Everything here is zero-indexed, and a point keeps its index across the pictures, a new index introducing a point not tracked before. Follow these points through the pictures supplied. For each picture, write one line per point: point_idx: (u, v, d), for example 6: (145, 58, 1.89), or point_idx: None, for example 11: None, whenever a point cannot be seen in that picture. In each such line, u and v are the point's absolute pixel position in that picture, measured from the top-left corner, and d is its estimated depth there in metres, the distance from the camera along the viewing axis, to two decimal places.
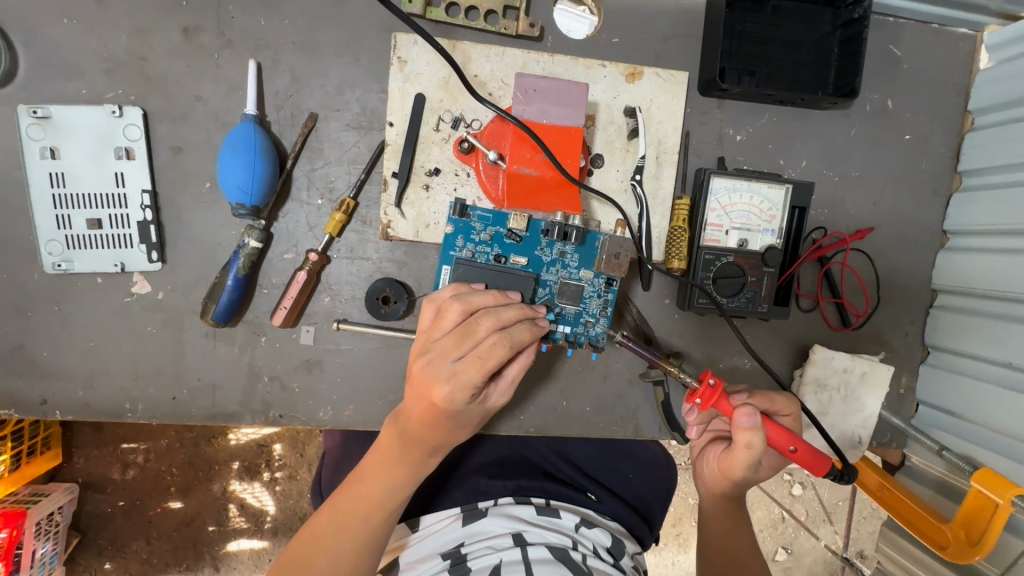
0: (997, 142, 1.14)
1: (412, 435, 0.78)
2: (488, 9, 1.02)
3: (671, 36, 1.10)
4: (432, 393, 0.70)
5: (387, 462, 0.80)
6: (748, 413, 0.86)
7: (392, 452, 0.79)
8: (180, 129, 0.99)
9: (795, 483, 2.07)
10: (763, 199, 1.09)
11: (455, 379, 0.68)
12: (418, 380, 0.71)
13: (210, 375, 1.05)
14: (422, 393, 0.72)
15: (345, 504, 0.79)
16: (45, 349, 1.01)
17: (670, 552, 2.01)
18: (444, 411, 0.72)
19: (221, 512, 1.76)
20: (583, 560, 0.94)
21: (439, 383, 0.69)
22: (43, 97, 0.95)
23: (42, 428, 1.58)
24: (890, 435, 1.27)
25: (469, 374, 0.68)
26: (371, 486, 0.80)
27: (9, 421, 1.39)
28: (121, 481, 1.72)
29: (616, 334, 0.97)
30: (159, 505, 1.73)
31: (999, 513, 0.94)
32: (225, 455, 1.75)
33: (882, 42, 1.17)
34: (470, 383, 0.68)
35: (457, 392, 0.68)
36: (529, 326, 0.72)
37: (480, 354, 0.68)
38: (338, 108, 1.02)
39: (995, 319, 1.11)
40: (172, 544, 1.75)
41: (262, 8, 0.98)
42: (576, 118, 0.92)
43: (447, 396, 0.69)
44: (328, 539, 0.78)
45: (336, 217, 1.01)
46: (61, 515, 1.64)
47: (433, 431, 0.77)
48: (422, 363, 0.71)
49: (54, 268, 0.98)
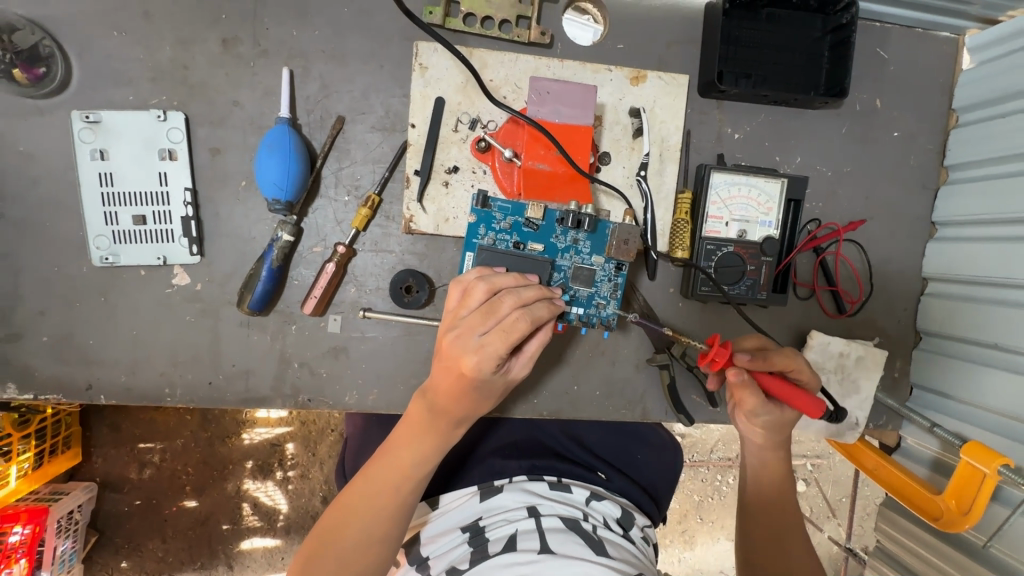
0: (979, 138, 1.22)
1: (439, 407, 0.83)
2: (502, 19, 1.10)
3: (672, 42, 1.18)
4: (460, 364, 0.76)
5: (415, 435, 0.84)
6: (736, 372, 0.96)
7: (420, 424, 0.84)
8: (219, 132, 1.07)
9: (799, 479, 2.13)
10: (760, 192, 1.16)
11: (481, 351, 0.75)
12: (447, 353, 0.77)
13: (244, 362, 1.12)
14: (451, 366, 0.78)
15: (375, 475, 0.84)
16: (92, 338, 1.08)
17: (677, 547, 2.06)
18: (471, 382, 0.78)
19: (235, 511, 1.82)
20: (593, 530, 1.02)
21: (467, 355, 0.75)
22: (94, 103, 1.03)
23: (62, 427, 1.66)
24: (886, 418, 1.33)
25: (495, 346, 0.75)
26: (400, 458, 0.84)
27: (31, 421, 1.48)
28: (137, 481, 1.77)
29: (629, 313, 1.05)
30: (174, 504, 1.79)
31: (987, 482, 1.00)
32: (239, 454, 1.81)
33: (869, 46, 1.25)
34: (496, 354, 0.75)
35: (484, 362, 0.75)
36: (548, 304, 0.79)
37: (504, 328, 0.75)
38: (364, 111, 1.10)
39: (981, 303, 1.18)
40: (188, 542, 1.81)
41: (295, 20, 1.07)
42: (585, 118, 0.99)
43: (475, 366, 0.75)
44: (362, 507, 0.83)
45: (362, 212, 1.08)
46: (81, 514, 1.70)
47: (461, 403, 0.82)
48: (450, 337, 0.78)
49: (102, 261, 1.06)
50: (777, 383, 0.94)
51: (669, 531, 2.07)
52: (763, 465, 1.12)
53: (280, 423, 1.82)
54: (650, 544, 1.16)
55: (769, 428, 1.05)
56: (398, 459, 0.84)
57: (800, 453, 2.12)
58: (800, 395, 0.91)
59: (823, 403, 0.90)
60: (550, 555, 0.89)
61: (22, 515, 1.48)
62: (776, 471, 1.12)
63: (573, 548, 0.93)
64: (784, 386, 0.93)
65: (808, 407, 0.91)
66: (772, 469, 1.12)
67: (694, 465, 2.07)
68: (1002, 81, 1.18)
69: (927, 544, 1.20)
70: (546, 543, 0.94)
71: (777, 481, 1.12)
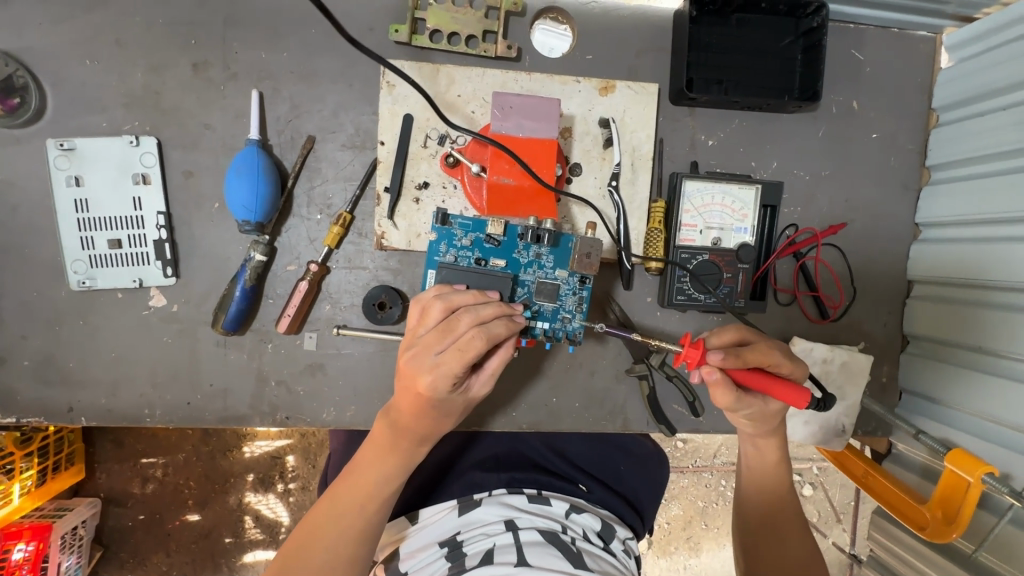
0: (959, 137, 1.20)
1: (401, 425, 0.84)
2: (469, 34, 1.11)
3: (642, 50, 1.18)
4: (417, 384, 0.77)
5: (378, 456, 0.86)
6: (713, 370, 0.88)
7: (383, 443, 0.86)
8: (191, 155, 1.08)
9: (805, 483, 2.07)
10: (735, 199, 1.16)
11: (437, 369, 0.76)
12: (405, 372, 0.78)
13: (222, 381, 1.13)
14: (408, 385, 0.79)
15: (341, 494, 0.85)
16: (71, 361, 1.09)
17: (682, 555, 2.01)
18: (428, 401, 0.79)
19: (237, 524, 1.82)
20: (572, 542, 1.00)
21: (423, 374, 0.76)
22: (69, 131, 1.05)
23: (66, 444, 1.66)
24: (875, 424, 1.30)
25: (450, 365, 0.75)
26: (364, 478, 0.85)
27: (37, 437, 1.49)
28: (141, 495, 1.79)
29: (596, 323, 1.00)
30: (177, 518, 1.80)
31: (970, 491, 0.98)
32: (240, 467, 1.82)
33: (844, 48, 1.24)
34: (451, 373, 0.75)
35: (439, 381, 0.76)
36: (506, 321, 0.79)
37: (460, 347, 0.75)
38: (334, 130, 1.11)
39: (965, 305, 1.15)
40: (192, 555, 1.81)
41: (263, 42, 1.08)
42: (550, 131, 1.00)
43: (431, 386, 0.76)
44: (326, 527, 0.83)
45: (334, 230, 1.09)
46: (84, 529, 1.71)
47: (421, 421, 0.84)
48: (408, 356, 0.78)
49: (80, 285, 1.07)
50: (761, 380, 0.87)
51: (674, 538, 2.02)
52: (758, 462, 1.09)
53: (279, 436, 1.83)
54: (631, 556, 1.13)
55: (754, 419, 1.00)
56: (362, 478, 0.86)
57: (804, 456, 2.08)
58: (781, 385, 0.85)
59: (806, 390, 0.85)
60: (526, 568, 0.87)
61: (26, 532, 1.49)
62: (772, 468, 1.09)
63: (550, 562, 0.91)
64: (763, 380, 0.86)
65: (792, 396, 0.85)
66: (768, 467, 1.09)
67: (699, 470, 2.04)
68: (980, 79, 1.16)
69: (916, 552, 1.19)
70: (522, 556, 0.92)
71: (773, 473, 1.09)
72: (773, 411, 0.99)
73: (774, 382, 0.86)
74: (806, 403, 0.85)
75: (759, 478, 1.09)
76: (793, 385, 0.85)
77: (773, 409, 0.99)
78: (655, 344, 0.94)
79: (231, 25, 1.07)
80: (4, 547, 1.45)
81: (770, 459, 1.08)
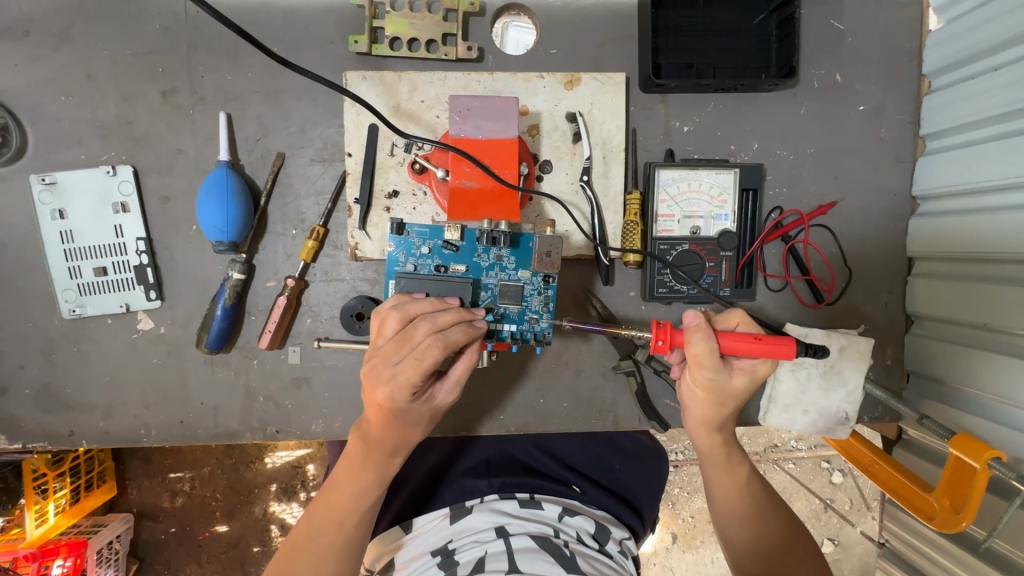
0: (953, 103, 1.13)
1: (371, 438, 0.88)
2: (428, 39, 1.10)
3: (608, 40, 1.15)
4: (377, 395, 0.79)
5: (352, 467, 0.89)
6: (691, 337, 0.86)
7: (356, 458, 0.89)
8: (166, 180, 1.11)
9: (834, 470, 1.89)
10: (712, 185, 1.13)
11: (395, 380, 0.78)
12: (367, 384, 0.80)
13: (212, 399, 1.15)
14: (370, 397, 0.81)
15: (321, 509, 0.89)
16: (70, 386, 1.13)
17: (709, 549, 1.88)
18: (391, 412, 0.82)
19: (264, 533, 1.79)
20: (565, 545, 0.96)
21: (382, 385, 0.78)
22: (51, 167, 1.09)
23: (96, 463, 1.69)
24: (882, 409, 1.24)
25: (407, 375, 0.77)
26: (340, 490, 0.89)
27: (67, 457, 1.53)
28: (171, 509, 1.78)
29: (563, 321, 0.97)
30: (206, 529, 1.79)
31: (978, 478, 0.90)
32: (263, 478, 1.79)
33: (822, 20, 1.19)
34: (408, 382, 0.77)
35: (396, 392, 0.78)
36: (465, 327, 0.79)
37: (416, 356, 0.77)
38: (302, 145, 1.12)
39: (965, 281, 1.08)
40: (223, 565, 1.80)
41: (227, 65, 1.10)
42: (509, 130, 0.98)
43: (391, 397, 0.79)
44: (306, 540, 0.87)
45: (308, 244, 1.10)
46: (120, 543, 1.72)
47: (387, 433, 0.86)
48: (368, 368, 0.80)
49: (71, 313, 1.11)
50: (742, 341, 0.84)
51: (700, 532, 1.89)
52: (710, 459, 1.00)
53: (300, 445, 1.80)
54: (629, 557, 1.08)
55: (710, 391, 0.91)
56: (338, 490, 0.89)
57: None
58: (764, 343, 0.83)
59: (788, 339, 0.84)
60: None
61: (63, 548, 1.51)
62: (727, 463, 0.99)
63: (542, 568, 0.87)
64: (746, 339, 0.84)
65: (779, 351, 0.83)
66: (723, 462, 0.99)
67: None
68: (966, 41, 1.09)
69: (936, 544, 1.12)
70: (512, 564, 0.88)
71: (728, 470, 1.00)
72: (735, 388, 0.91)
73: (759, 335, 0.84)
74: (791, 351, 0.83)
75: (719, 476, 1.00)
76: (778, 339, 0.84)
77: (738, 386, 0.91)
78: (626, 334, 0.93)
79: (196, 51, 1.10)
80: (43, 564, 1.46)
81: (722, 452, 0.99)
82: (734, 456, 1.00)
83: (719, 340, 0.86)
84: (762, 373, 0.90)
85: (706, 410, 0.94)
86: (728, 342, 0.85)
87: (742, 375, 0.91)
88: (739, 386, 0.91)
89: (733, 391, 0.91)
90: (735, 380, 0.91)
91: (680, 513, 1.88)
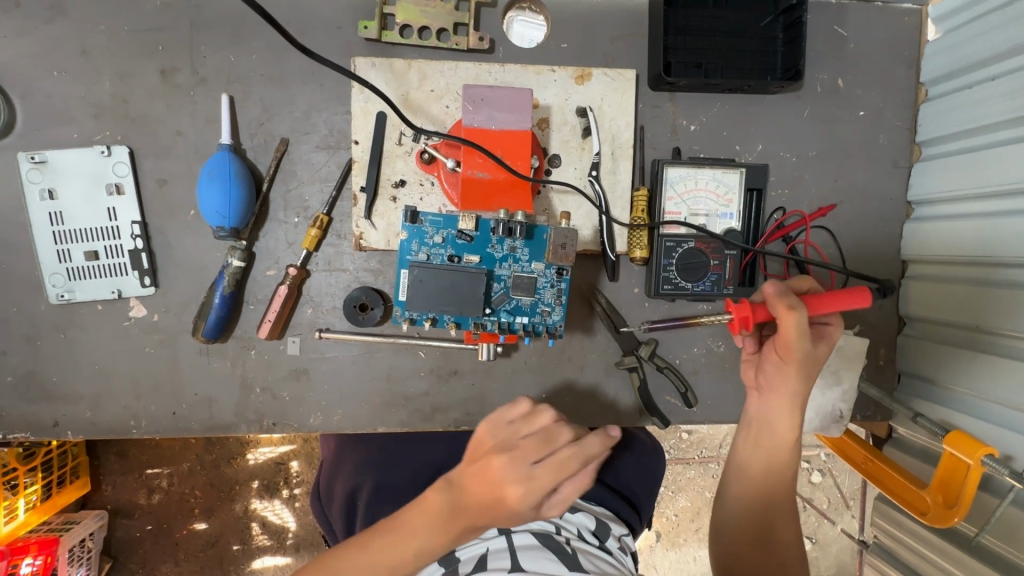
0: (948, 111, 1.16)
1: (462, 505, 0.80)
2: (439, 27, 1.09)
3: (618, 36, 1.15)
4: (505, 492, 0.77)
5: (428, 526, 0.79)
6: (778, 293, 0.88)
7: (438, 518, 0.79)
8: (164, 163, 1.08)
9: (814, 470, 1.93)
10: (718, 184, 1.15)
11: (530, 482, 0.78)
12: (494, 477, 0.79)
13: (206, 390, 1.11)
14: (490, 488, 0.78)
15: (374, 544, 0.80)
16: (54, 375, 1.09)
17: (692, 547, 1.90)
18: (502, 510, 0.78)
19: (244, 531, 1.75)
20: (566, 542, 0.95)
21: (513, 484, 0.77)
22: (40, 145, 1.05)
23: (70, 457, 1.62)
24: (874, 408, 1.28)
25: (545, 479, 0.78)
26: (404, 539, 0.79)
27: (42, 450, 1.47)
28: (147, 506, 1.72)
29: (643, 325, 1.16)
30: (184, 527, 1.73)
31: (972, 474, 0.94)
32: (245, 474, 1.75)
33: (826, 25, 1.22)
34: (542, 488, 0.77)
35: (529, 494, 0.77)
36: (603, 438, 0.82)
37: (558, 462, 0.79)
38: (307, 131, 1.10)
39: (957, 284, 1.12)
40: (200, 564, 1.75)
41: (231, 46, 1.07)
42: (523, 122, 0.97)
43: (517, 496, 0.78)
44: (344, 568, 0.79)
45: (311, 233, 1.08)
46: (92, 541, 1.65)
47: (480, 512, 0.79)
48: (500, 461, 0.79)
49: (58, 299, 1.07)
50: (819, 300, 0.90)
51: (684, 530, 1.91)
52: (768, 435, 0.95)
53: (283, 440, 1.76)
54: (628, 555, 1.08)
55: (803, 361, 0.90)
56: (403, 539, 0.79)
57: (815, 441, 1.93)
58: (843, 296, 0.89)
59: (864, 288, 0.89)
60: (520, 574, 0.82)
61: (33, 546, 1.44)
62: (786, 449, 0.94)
63: (545, 565, 0.86)
64: (822, 295, 0.90)
65: (857, 298, 0.88)
66: (775, 443, 0.95)
67: (706, 461, 1.91)
68: (963, 52, 1.12)
69: (920, 539, 1.15)
70: (516, 562, 0.86)
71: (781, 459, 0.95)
72: (821, 353, 0.93)
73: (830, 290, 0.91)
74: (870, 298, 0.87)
75: (753, 456, 0.97)
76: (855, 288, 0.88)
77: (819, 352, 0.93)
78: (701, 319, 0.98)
79: (198, 30, 1.06)
80: (10, 563, 1.38)
81: (787, 438, 0.94)
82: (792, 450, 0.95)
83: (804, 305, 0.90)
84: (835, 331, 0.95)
85: (791, 382, 0.92)
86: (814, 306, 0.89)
87: (823, 342, 0.94)
88: (824, 355, 0.94)
89: (819, 365, 0.93)
90: (818, 346, 0.93)
91: (665, 511, 1.90)
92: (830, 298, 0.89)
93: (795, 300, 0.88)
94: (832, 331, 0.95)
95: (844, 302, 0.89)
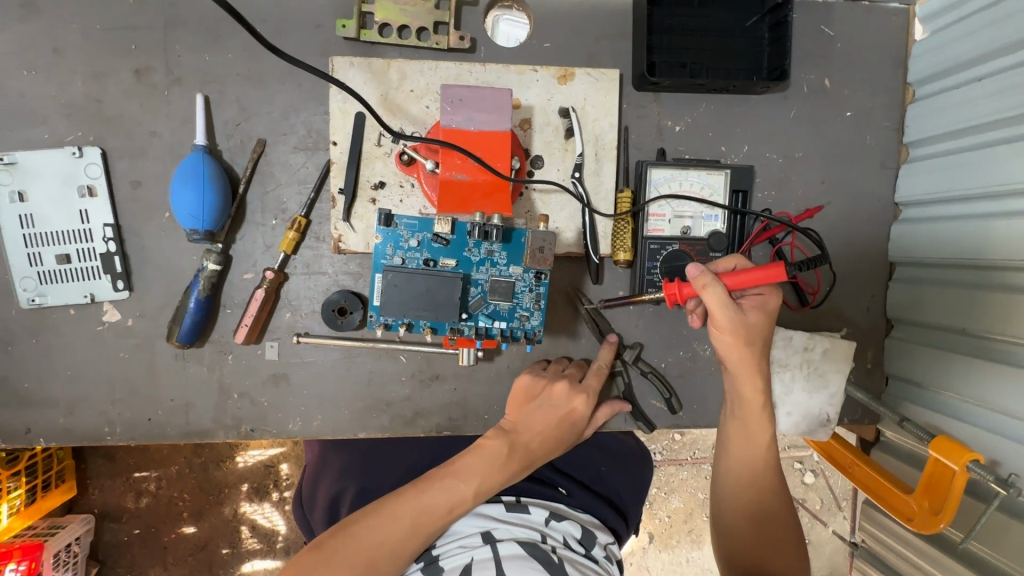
0: (935, 112, 1.15)
1: (519, 444, 0.98)
2: (419, 26, 1.07)
3: (602, 35, 1.14)
4: (565, 403, 1.03)
5: (490, 457, 0.94)
6: (698, 272, 0.89)
7: (500, 450, 0.95)
8: (139, 164, 1.05)
9: (807, 471, 1.92)
10: (703, 185, 1.13)
11: (587, 390, 1.05)
12: (553, 397, 1.03)
13: (183, 395, 1.09)
14: (549, 411, 1.02)
15: (445, 476, 0.90)
16: (27, 381, 1.06)
17: (686, 548, 1.89)
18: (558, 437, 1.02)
19: (233, 534, 1.73)
20: (552, 551, 0.93)
21: (575, 396, 1.04)
22: (10, 146, 1.02)
23: (55, 461, 1.59)
24: (862, 412, 1.26)
25: (593, 384, 1.06)
26: (470, 468, 0.92)
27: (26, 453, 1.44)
28: (135, 509, 1.70)
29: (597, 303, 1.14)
30: (173, 530, 1.71)
31: (957, 479, 0.92)
32: (234, 477, 1.72)
33: (813, 24, 1.20)
34: (593, 390, 1.05)
35: (586, 401, 1.04)
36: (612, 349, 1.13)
37: (598, 370, 1.09)
38: (284, 132, 1.08)
39: (944, 286, 1.11)
40: (189, 568, 1.72)
41: (207, 45, 1.05)
42: (502, 123, 0.95)
43: (579, 411, 1.04)
44: (413, 502, 0.86)
45: (289, 235, 1.06)
46: (78, 546, 1.62)
47: (538, 440, 1.00)
48: (557, 384, 1.05)
49: (30, 303, 1.04)
50: (737, 277, 0.90)
51: (677, 531, 1.89)
52: (746, 404, 0.98)
53: (272, 443, 1.73)
54: (615, 562, 1.06)
55: (736, 334, 0.92)
56: (469, 469, 0.92)
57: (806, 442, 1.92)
58: (759, 273, 0.88)
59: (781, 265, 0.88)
60: None
61: (15, 552, 1.42)
62: (762, 416, 0.98)
63: None
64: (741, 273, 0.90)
65: (772, 275, 0.88)
66: (755, 412, 0.98)
67: (699, 462, 1.90)
68: (950, 51, 1.11)
69: (910, 544, 1.14)
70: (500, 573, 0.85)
71: (762, 431, 0.98)
72: (757, 324, 0.95)
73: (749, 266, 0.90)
74: (784, 275, 0.87)
75: (736, 431, 1.00)
76: (769, 265, 0.88)
77: (756, 323, 0.95)
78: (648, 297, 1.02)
79: (173, 28, 1.04)
80: None
81: (755, 402, 0.98)
82: (763, 414, 0.98)
83: (725, 282, 0.91)
84: (772, 301, 0.96)
85: (738, 353, 0.94)
86: (735, 281, 0.90)
87: (758, 312, 0.95)
88: (764, 325, 0.95)
89: (758, 333, 0.95)
90: (752, 317, 0.95)
91: (658, 513, 1.88)
92: (748, 274, 0.89)
93: (711, 279, 0.89)
94: (769, 300, 0.96)
95: (760, 279, 0.89)
